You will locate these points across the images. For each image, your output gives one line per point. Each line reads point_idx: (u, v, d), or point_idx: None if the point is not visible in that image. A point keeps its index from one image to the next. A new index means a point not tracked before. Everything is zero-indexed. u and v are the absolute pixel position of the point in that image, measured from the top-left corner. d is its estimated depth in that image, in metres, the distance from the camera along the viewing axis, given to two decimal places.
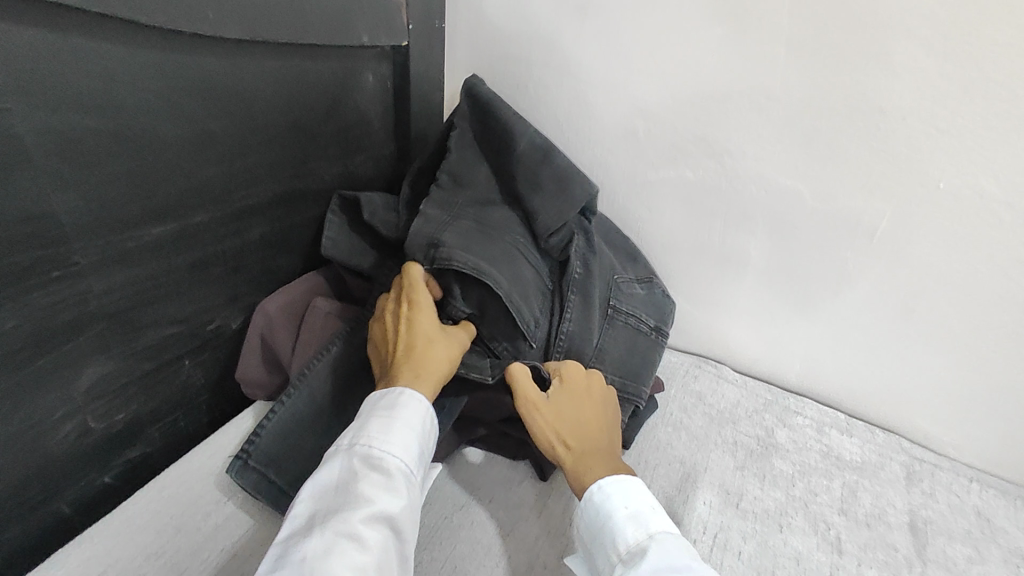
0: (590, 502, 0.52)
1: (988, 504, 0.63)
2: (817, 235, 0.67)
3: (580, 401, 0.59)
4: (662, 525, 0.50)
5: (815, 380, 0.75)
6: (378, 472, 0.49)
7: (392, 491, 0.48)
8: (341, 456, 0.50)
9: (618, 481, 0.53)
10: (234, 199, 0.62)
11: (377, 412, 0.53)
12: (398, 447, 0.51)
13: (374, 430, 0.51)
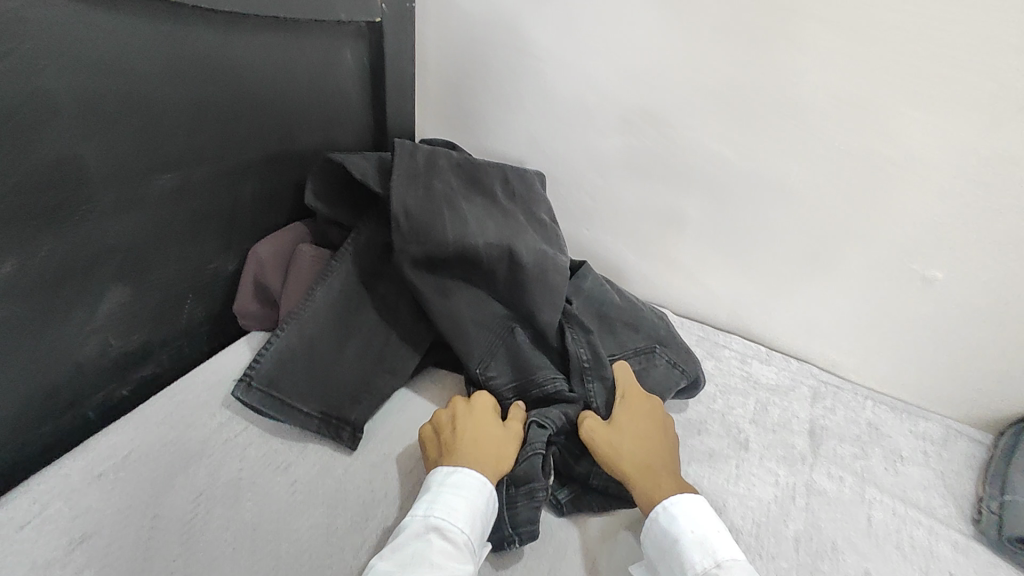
0: (658, 523, 0.55)
1: (879, 414, 0.80)
2: (743, 194, 0.81)
3: (636, 416, 0.64)
4: (727, 554, 0.52)
5: (743, 322, 0.90)
6: (449, 543, 0.50)
7: (460, 562, 0.49)
8: (413, 524, 0.51)
9: (680, 504, 0.56)
10: (231, 157, 0.67)
11: (446, 484, 0.54)
12: (466, 520, 0.52)
13: (443, 502, 0.52)
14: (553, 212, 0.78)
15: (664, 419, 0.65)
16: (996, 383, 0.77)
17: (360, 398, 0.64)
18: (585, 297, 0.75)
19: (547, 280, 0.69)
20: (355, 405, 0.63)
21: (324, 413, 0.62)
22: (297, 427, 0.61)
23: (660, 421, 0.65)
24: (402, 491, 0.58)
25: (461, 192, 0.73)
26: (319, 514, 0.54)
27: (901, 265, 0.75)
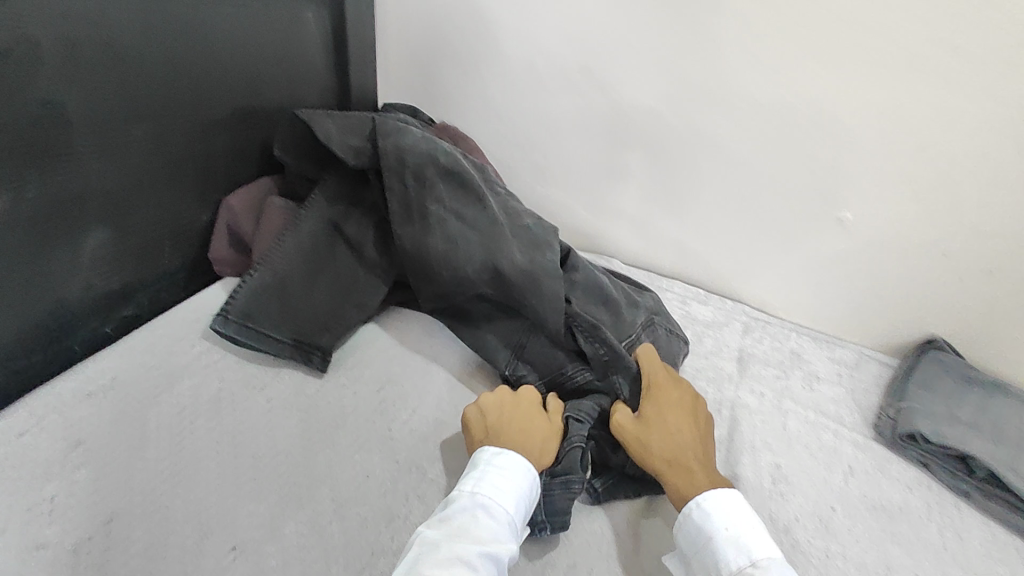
0: (690, 520, 0.55)
1: (801, 344, 0.89)
2: (679, 148, 0.88)
3: (668, 407, 0.63)
4: (761, 551, 0.51)
5: (682, 267, 0.98)
6: (491, 521, 0.51)
7: (502, 539, 0.51)
8: (460, 500, 0.53)
9: (713, 499, 0.55)
10: (203, 110, 0.72)
11: (491, 465, 0.56)
12: (509, 501, 0.53)
13: (490, 483, 0.54)
14: (537, 219, 0.76)
15: (697, 409, 0.65)
16: (900, 313, 0.86)
17: (329, 328, 0.70)
18: (580, 290, 0.75)
19: (538, 283, 0.69)
20: (326, 334, 0.69)
21: (296, 339, 0.67)
22: (272, 352, 0.67)
23: (691, 410, 0.64)
24: (370, 406, 0.65)
25: (453, 206, 0.72)
26: (293, 424, 0.60)
27: (818, 209, 0.84)
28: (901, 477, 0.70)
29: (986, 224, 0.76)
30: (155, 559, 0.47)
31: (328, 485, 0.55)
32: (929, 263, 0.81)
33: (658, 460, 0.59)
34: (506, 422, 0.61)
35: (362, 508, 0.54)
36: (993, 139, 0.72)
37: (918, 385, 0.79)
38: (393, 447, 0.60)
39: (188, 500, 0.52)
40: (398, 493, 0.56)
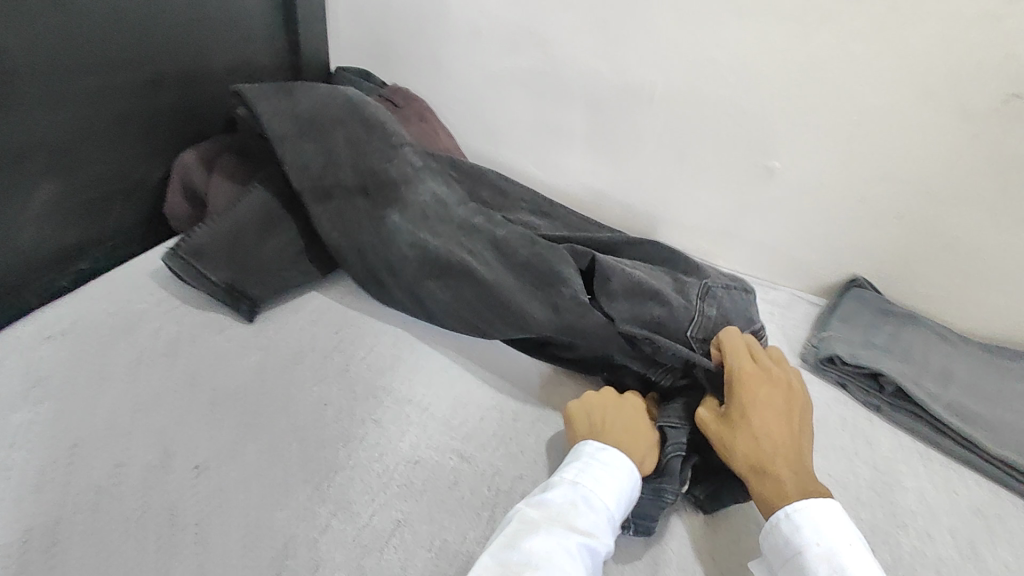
0: (777, 530, 0.50)
1: None
2: (618, 104, 0.93)
3: (758, 405, 0.56)
4: (860, 573, 0.46)
5: (629, 221, 1.03)
6: (591, 512, 0.50)
7: (599, 532, 0.50)
8: (562, 486, 0.52)
9: (810, 512, 0.50)
10: (148, 64, 0.73)
11: (595, 456, 0.55)
12: (613, 494, 0.52)
13: (596, 475, 0.53)
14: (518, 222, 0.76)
15: (792, 399, 0.57)
16: (827, 257, 0.92)
17: (264, 277, 0.70)
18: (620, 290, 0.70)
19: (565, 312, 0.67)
20: (259, 283, 0.69)
21: (229, 284, 0.67)
22: (203, 290, 0.67)
23: (784, 405, 0.57)
24: (328, 344, 0.67)
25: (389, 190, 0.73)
26: (252, 360, 0.63)
27: (747, 159, 0.89)
28: (821, 397, 0.76)
29: (896, 168, 0.82)
30: (117, 476, 0.50)
31: (286, 411, 0.58)
32: (849, 209, 0.87)
33: (744, 463, 0.54)
34: (612, 424, 0.59)
35: (320, 430, 0.57)
36: (897, 87, 0.77)
37: (841, 319, 0.85)
38: (349, 380, 0.63)
39: (147, 426, 0.54)
40: (355, 416, 0.59)
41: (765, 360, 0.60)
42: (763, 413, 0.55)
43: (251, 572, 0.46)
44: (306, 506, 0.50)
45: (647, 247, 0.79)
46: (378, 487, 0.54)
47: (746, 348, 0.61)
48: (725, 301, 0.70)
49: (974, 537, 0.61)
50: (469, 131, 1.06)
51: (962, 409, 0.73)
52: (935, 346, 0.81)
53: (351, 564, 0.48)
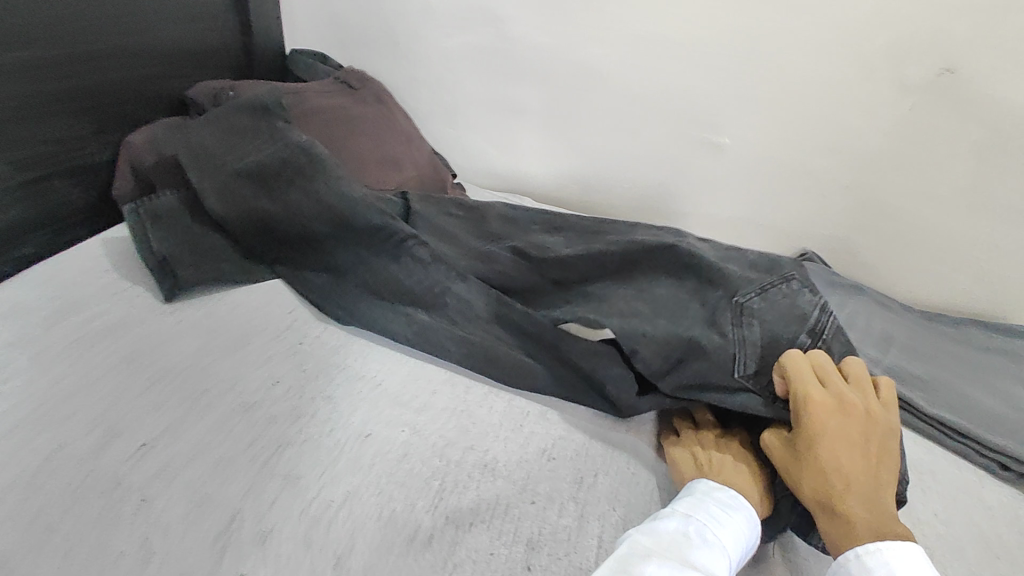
0: (847, 567, 0.46)
1: None
2: (573, 81, 0.94)
3: (833, 438, 0.51)
4: None
5: (587, 200, 1.04)
6: (709, 548, 0.46)
7: (721, 571, 0.45)
8: (676, 518, 0.48)
9: (889, 555, 0.46)
10: (88, 39, 0.71)
11: (714, 498, 0.51)
12: (731, 535, 0.47)
13: (714, 515, 0.49)
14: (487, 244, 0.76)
15: (868, 427, 0.52)
16: (779, 231, 0.94)
17: (200, 257, 0.71)
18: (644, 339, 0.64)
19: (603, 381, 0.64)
20: (194, 263, 0.70)
21: (164, 261, 0.68)
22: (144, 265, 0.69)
23: (861, 437, 0.52)
24: (280, 325, 0.67)
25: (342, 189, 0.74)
26: (201, 341, 0.63)
27: (699, 134, 0.91)
28: None
29: (838, 141, 0.85)
30: (60, 455, 0.49)
31: (236, 389, 0.58)
32: (798, 182, 0.89)
33: (811, 496, 0.50)
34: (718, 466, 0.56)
35: (270, 407, 0.57)
36: (836, 61, 0.80)
37: None
38: (300, 360, 0.63)
39: (92, 406, 0.53)
40: (305, 393, 0.59)
41: (837, 384, 0.55)
42: (836, 447, 0.50)
43: (196, 545, 0.45)
44: (253, 481, 0.50)
45: (667, 255, 0.69)
46: (327, 460, 0.53)
47: (813, 370, 0.56)
48: (764, 306, 0.63)
49: (907, 489, 0.64)
50: (427, 112, 1.06)
51: (900, 370, 0.77)
52: (877, 313, 0.86)
53: (298, 535, 0.47)
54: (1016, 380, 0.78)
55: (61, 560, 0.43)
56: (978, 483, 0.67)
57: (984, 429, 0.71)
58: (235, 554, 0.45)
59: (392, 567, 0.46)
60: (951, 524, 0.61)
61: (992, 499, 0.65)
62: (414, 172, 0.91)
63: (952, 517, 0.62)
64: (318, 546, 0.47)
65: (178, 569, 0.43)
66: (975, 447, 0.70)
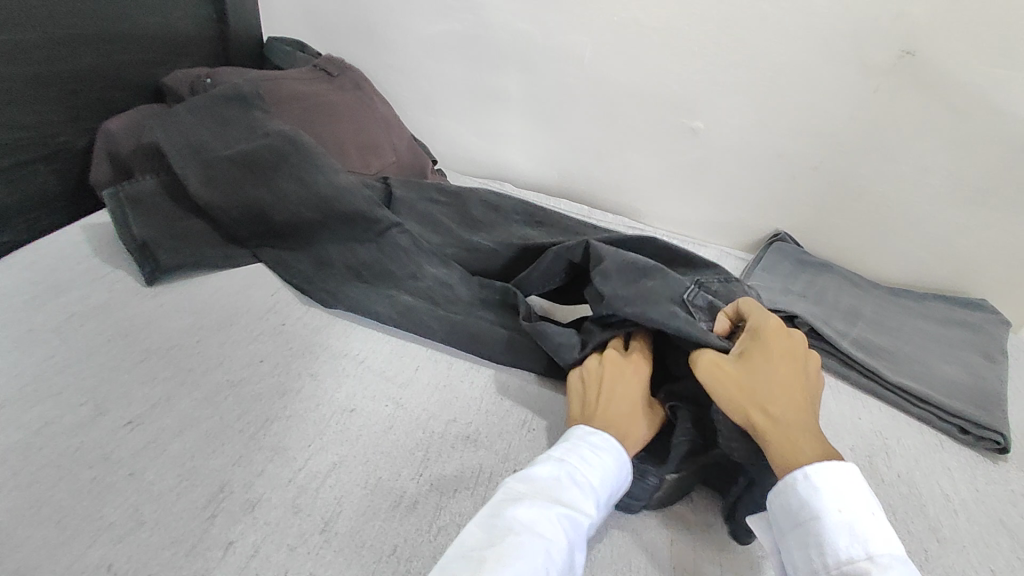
0: (793, 489, 0.44)
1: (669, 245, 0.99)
2: (550, 67, 0.96)
3: (782, 368, 0.52)
4: (884, 546, 0.40)
5: (568, 184, 1.06)
6: (576, 487, 0.47)
7: (585, 508, 0.46)
8: (550, 460, 0.49)
9: (828, 473, 0.44)
10: (62, 24, 0.70)
11: (587, 436, 0.52)
12: (600, 470, 0.48)
13: (586, 452, 0.50)
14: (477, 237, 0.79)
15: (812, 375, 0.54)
16: (751, 212, 0.97)
17: (180, 240, 0.71)
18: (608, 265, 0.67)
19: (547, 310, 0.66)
20: (173, 245, 0.70)
21: (141, 244, 0.68)
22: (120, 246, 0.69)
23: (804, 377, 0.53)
24: (263, 306, 0.68)
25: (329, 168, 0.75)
26: (185, 322, 0.63)
27: (673, 119, 0.93)
28: None
29: (809, 124, 0.87)
30: (47, 433, 0.50)
31: (221, 366, 0.59)
32: (769, 163, 0.92)
33: (759, 409, 0.49)
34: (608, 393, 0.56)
35: (255, 384, 0.58)
36: (806, 46, 0.82)
37: (763, 269, 0.91)
38: (284, 340, 0.64)
39: (78, 385, 0.54)
40: (290, 369, 0.61)
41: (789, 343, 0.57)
42: (784, 373, 0.52)
43: (186, 513, 0.46)
44: (241, 453, 0.51)
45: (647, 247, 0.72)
46: (314, 434, 0.55)
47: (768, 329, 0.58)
48: (726, 289, 0.66)
49: (873, 453, 0.67)
50: (408, 100, 1.07)
51: (866, 343, 0.80)
52: (846, 290, 0.89)
53: (286, 503, 0.49)
54: (976, 351, 0.82)
55: (53, 530, 0.44)
56: (940, 447, 0.71)
57: (946, 396, 0.74)
58: (225, 520, 0.47)
59: (378, 531, 0.48)
60: (914, 484, 0.64)
61: (953, 461, 0.69)
62: (395, 158, 0.92)
63: (914, 477, 0.65)
64: (306, 513, 0.48)
65: (169, 536, 0.45)
66: (936, 413, 0.73)
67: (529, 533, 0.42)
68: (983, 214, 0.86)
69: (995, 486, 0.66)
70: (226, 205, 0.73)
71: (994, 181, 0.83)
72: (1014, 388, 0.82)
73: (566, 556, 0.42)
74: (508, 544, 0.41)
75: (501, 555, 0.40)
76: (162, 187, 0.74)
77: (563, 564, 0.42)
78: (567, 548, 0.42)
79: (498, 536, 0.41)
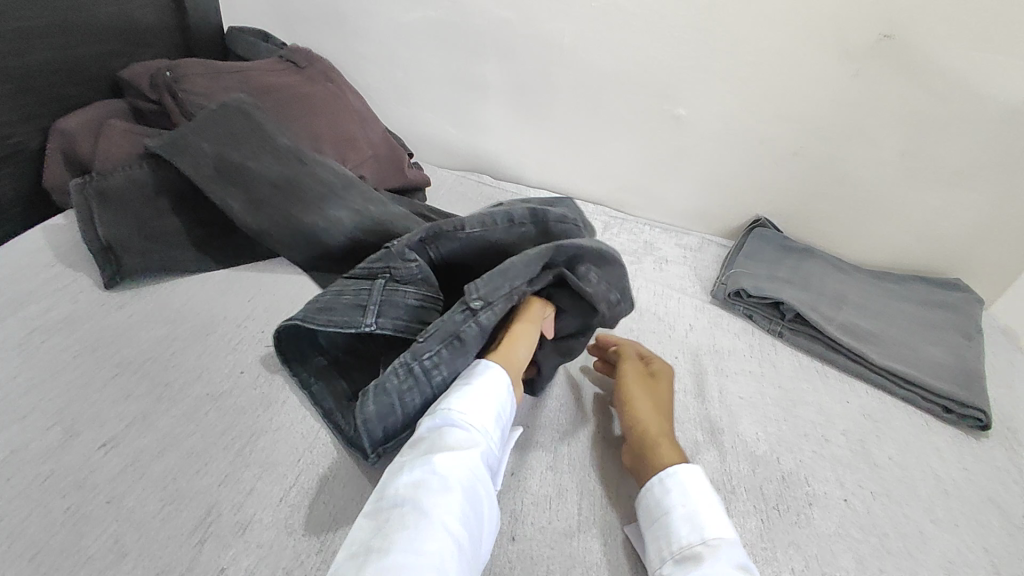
0: (652, 492, 0.50)
1: (653, 234, 0.98)
2: (530, 56, 0.93)
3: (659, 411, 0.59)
4: (717, 532, 0.47)
5: (549, 175, 1.04)
6: (459, 429, 0.47)
7: (473, 444, 0.47)
8: (425, 421, 0.49)
9: (678, 474, 0.50)
10: (11, 16, 0.65)
11: (457, 381, 0.53)
12: (478, 407, 0.49)
13: (457, 396, 0.50)
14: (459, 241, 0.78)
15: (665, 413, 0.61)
16: (733, 197, 0.97)
17: (151, 239, 0.67)
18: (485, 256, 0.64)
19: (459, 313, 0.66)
20: (142, 245, 0.66)
21: (105, 244, 0.64)
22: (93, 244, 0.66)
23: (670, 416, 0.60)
24: (240, 312, 0.65)
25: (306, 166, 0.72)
26: (158, 332, 0.60)
27: (657, 105, 0.92)
28: (730, 327, 0.82)
29: (791, 110, 0.87)
30: (17, 461, 0.46)
31: (201, 379, 0.56)
32: (752, 148, 0.92)
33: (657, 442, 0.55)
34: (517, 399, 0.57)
35: (238, 397, 0.55)
36: (791, 29, 0.81)
37: (747, 257, 0.90)
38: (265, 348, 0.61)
39: (46, 406, 0.51)
40: (273, 379, 0.58)
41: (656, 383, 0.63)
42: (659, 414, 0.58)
43: (172, 541, 0.44)
44: (227, 472, 0.49)
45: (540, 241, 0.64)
46: (303, 447, 0.52)
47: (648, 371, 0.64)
48: (517, 220, 0.63)
49: (865, 436, 0.68)
50: (383, 92, 1.04)
51: (852, 327, 0.80)
52: (830, 274, 0.90)
53: (279, 523, 0.46)
54: (956, 331, 0.83)
55: (27, 567, 0.41)
56: (927, 426, 0.72)
57: (931, 376, 0.75)
58: (215, 546, 0.44)
59: None
60: (906, 466, 0.65)
61: (940, 441, 0.70)
62: (371, 151, 0.88)
63: (905, 459, 0.66)
64: (301, 533, 0.46)
65: (155, 566, 0.42)
66: (921, 393, 0.74)
67: (414, 498, 0.41)
68: (959, 193, 0.88)
69: (982, 464, 0.68)
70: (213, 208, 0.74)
71: (971, 164, 0.85)
72: (992, 365, 0.84)
73: (464, 500, 0.42)
74: (399, 517, 0.40)
75: (394, 530, 0.39)
76: (127, 187, 0.70)
77: (462, 509, 0.42)
78: (458, 492, 0.42)
79: (386, 515, 0.41)
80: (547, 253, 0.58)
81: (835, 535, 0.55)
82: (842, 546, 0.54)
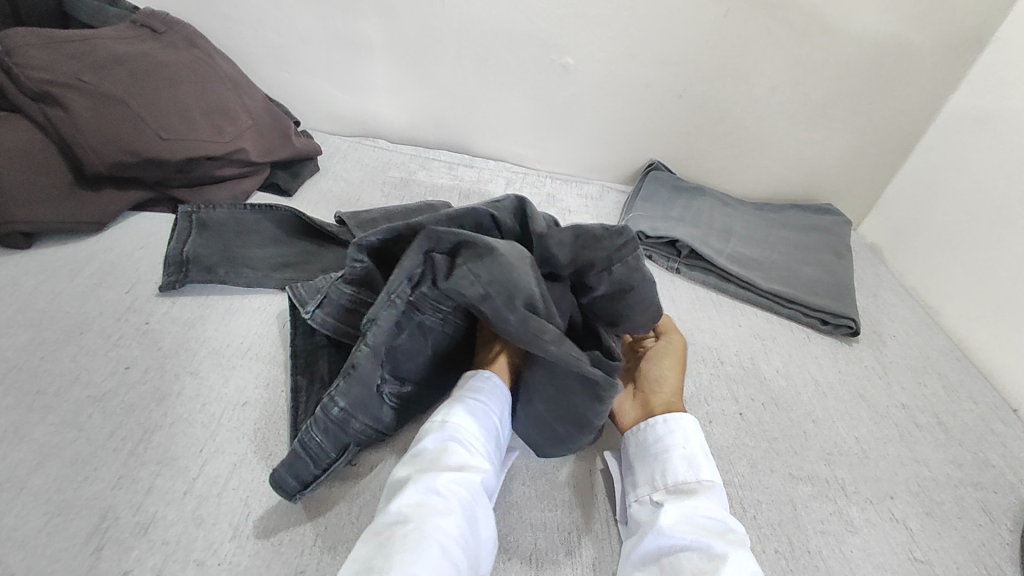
0: (655, 429, 0.52)
1: (555, 186, 1.00)
2: (410, 11, 0.89)
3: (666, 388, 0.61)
4: (711, 476, 0.48)
5: (446, 133, 1.03)
6: (465, 454, 0.45)
7: (476, 468, 0.45)
8: (429, 431, 0.47)
9: (683, 421, 0.52)
10: None
11: (463, 393, 0.50)
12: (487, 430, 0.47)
13: (467, 413, 0.48)
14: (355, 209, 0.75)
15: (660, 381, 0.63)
16: (626, 144, 1.00)
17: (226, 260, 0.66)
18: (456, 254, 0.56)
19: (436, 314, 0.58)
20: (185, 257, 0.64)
21: (185, 260, 0.63)
22: None
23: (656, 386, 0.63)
24: (118, 306, 0.60)
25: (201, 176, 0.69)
26: (21, 339, 0.55)
27: (542, 54, 0.92)
28: None
29: (670, 53, 0.90)
30: None
31: (78, 382, 0.52)
32: (637, 93, 0.94)
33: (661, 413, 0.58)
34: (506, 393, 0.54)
35: (125, 395, 0.51)
36: None
37: (643, 200, 0.94)
38: (149, 342, 0.57)
39: None
40: (163, 372, 0.54)
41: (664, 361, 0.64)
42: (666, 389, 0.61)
43: (64, 553, 0.41)
44: (121, 474, 0.46)
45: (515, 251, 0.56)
46: (205, 436, 0.50)
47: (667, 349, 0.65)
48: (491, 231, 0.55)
49: (756, 354, 0.74)
50: (257, 58, 0.97)
51: (739, 256, 0.86)
52: (718, 209, 0.95)
53: (185, 517, 0.44)
54: (828, 250, 0.91)
55: None
56: (807, 338, 0.79)
57: (809, 294, 0.82)
58: (115, 551, 0.42)
59: (300, 521, 0.46)
60: (790, 375, 0.72)
61: (819, 350, 0.77)
62: (252, 122, 0.83)
63: (789, 370, 0.73)
64: (210, 522, 0.44)
65: None
66: (802, 310, 0.81)
67: (416, 520, 0.39)
68: (822, 124, 0.95)
69: (854, 365, 0.76)
70: (102, 199, 0.71)
71: (831, 97, 0.92)
72: (860, 279, 0.93)
73: (462, 522, 0.41)
74: (399, 536, 0.38)
75: (394, 550, 0.37)
76: None
77: (461, 528, 0.40)
78: (460, 522, 0.41)
79: (386, 533, 0.39)
80: (421, 250, 0.49)
81: (731, 446, 0.60)
82: (738, 455, 0.60)
